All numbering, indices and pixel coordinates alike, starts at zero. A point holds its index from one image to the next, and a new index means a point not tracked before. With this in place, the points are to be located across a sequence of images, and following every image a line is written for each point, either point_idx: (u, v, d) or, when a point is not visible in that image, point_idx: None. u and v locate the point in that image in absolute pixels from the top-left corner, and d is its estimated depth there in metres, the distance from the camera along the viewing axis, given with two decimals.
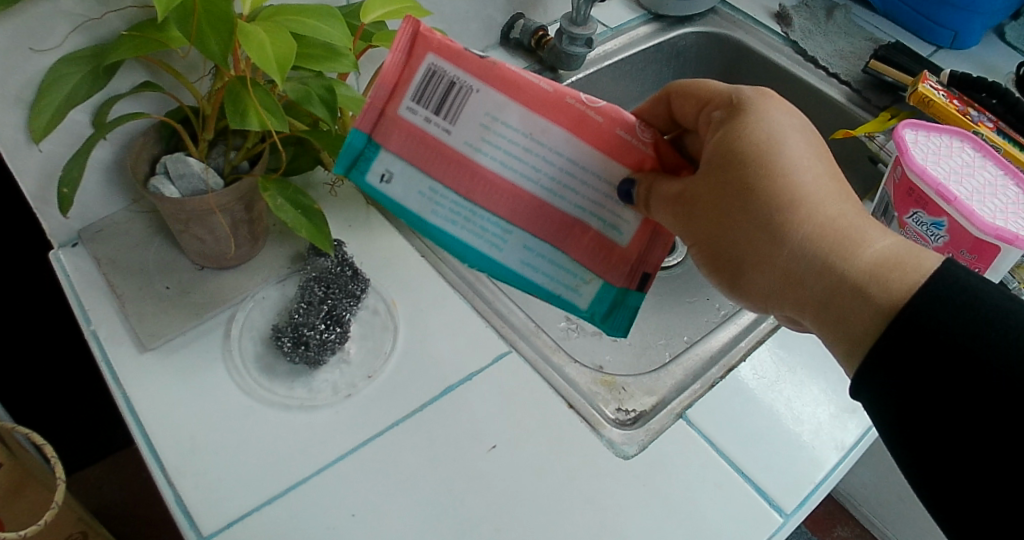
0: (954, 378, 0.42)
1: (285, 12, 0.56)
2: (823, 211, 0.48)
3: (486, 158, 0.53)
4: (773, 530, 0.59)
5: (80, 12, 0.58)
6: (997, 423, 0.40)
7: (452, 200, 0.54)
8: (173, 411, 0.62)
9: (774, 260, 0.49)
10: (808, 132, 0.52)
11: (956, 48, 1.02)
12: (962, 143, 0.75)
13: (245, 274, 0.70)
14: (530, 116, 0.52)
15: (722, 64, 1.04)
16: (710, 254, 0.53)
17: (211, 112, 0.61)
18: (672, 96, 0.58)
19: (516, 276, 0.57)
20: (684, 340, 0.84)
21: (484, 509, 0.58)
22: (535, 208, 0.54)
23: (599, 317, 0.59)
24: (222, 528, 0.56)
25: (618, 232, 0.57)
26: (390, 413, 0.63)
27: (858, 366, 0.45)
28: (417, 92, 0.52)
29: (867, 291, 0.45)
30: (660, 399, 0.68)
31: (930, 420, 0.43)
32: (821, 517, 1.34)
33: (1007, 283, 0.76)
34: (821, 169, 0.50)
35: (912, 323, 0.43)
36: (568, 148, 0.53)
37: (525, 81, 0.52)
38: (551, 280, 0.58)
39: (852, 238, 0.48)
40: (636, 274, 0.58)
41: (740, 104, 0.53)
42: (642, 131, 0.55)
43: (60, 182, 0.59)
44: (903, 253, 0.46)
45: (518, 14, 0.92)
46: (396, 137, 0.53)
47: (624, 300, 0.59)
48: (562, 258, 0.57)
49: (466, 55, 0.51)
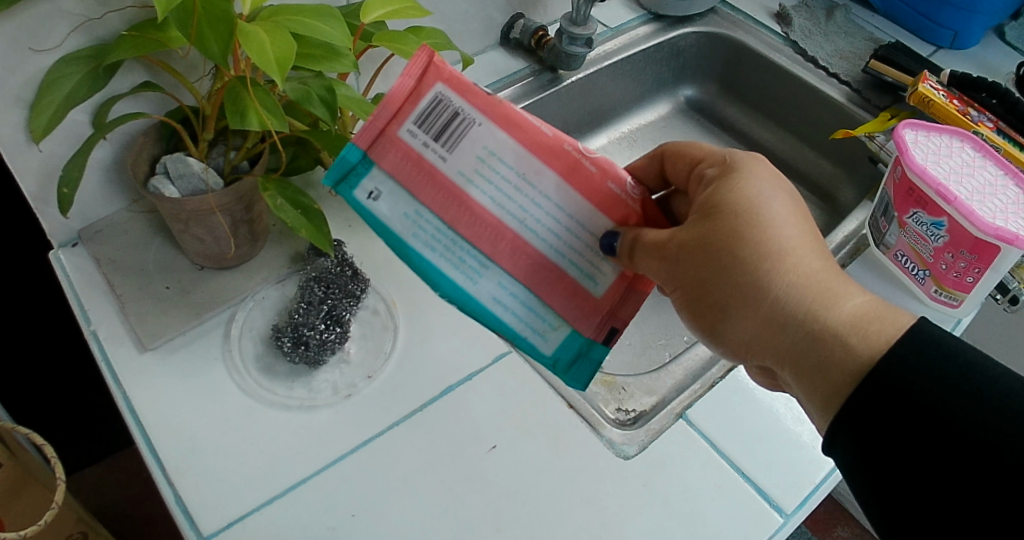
0: (925, 431, 0.42)
1: (284, 12, 0.56)
2: (805, 264, 0.49)
3: (478, 192, 0.52)
4: (773, 530, 0.59)
5: (80, 12, 0.58)
6: (964, 481, 0.40)
7: (436, 227, 0.53)
8: (173, 412, 0.62)
9: (758, 307, 0.50)
10: (793, 197, 0.53)
11: (956, 48, 1.01)
12: (962, 143, 0.75)
13: (244, 274, 0.70)
14: (527, 157, 0.52)
15: (721, 64, 1.04)
16: (691, 301, 0.53)
17: (211, 112, 0.61)
18: (665, 154, 0.59)
19: (484, 312, 0.54)
20: (684, 339, 0.83)
21: (484, 509, 0.58)
22: (516, 246, 0.53)
23: (562, 367, 0.56)
24: (222, 528, 0.56)
25: (594, 283, 0.55)
26: (390, 413, 0.63)
27: (832, 418, 0.45)
28: (420, 117, 0.52)
29: (847, 339, 0.46)
30: (660, 398, 0.69)
31: (901, 471, 0.43)
32: (821, 517, 1.33)
33: (1007, 283, 0.75)
34: (804, 229, 0.51)
35: (886, 378, 0.43)
36: (558, 194, 0.53)
37: (528, 123, 0.52)
38: (519, 321, 0.54)
39: (832, 291, 0.48)
40: (605, 327, 0.55)
41: (732, 165, 0.54)
42: (632, 187, 0.55)
43: (59, 182, 0.59)
44: (881, 309, 0.47)
45: (518, 14, 0.92)
46: (391, 155, 0.52)
47: (587, 352, 0.56)
48: (534, 301, 0.54)
49: (475, 91, 0.52)
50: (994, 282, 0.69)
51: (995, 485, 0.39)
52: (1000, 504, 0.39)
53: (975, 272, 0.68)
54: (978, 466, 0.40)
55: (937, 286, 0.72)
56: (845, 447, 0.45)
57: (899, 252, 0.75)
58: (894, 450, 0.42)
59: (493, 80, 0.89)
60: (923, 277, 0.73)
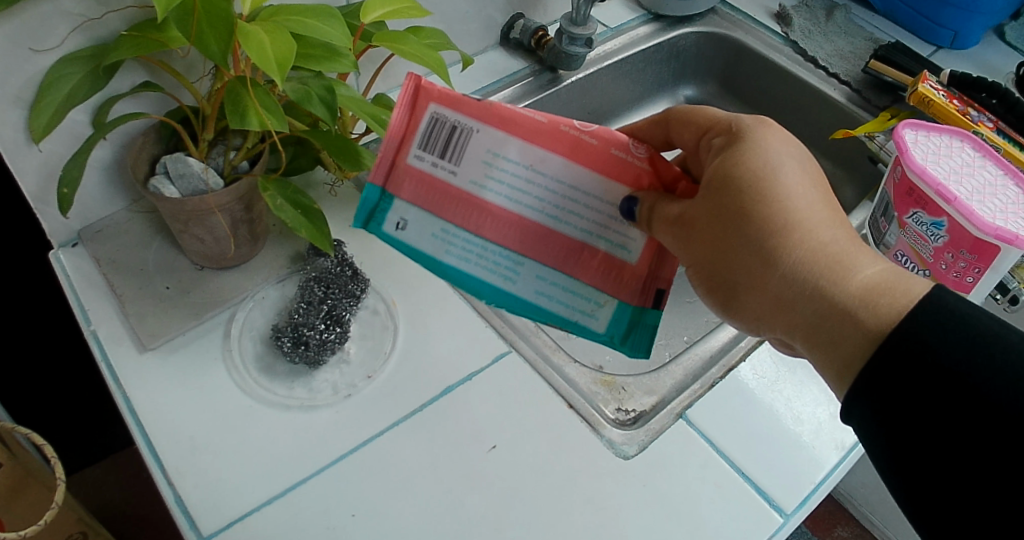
0: (942, 398, 0.42)
1: (284, 12, 0.56)
2: (816, 237, 0.49)
3: (493, 194, 0.52)
4: (773, 530, 0.59)
5: (80, 12, 0.59)
6: (982, 447, 0.41)
7: (464, 239, 0.53)
8: (174, 411, 0.62)
9: (766, 284, 0.50)
10: (805, 161, 0.52)
11: (956, 48, 1.02)
12: (962, 143, 0.75)
13: (245, 274, 0.70)
14: (529, 148, 0.52)
15: (721, 63, 1.04)
16: (706, 277, 0.53)
17: (211, 112, 0.61)
18: (671, 120, 0.58)
19: (531, 308, 0.55)
20: (684, 340, 0.84)
21: (484, 509, 0.58)
22: (540, 236, 0.53)
23: (618, 338, 0.57)
24: (222, 528, 0.56)
25: (626, 250, 0.55)
26: (390, 413, 0.63)
27: (847, 389, 0.45)
28: (423, 140, 0.51)
29: (857, 314, 0.46)
30: (660, 399, 0.68)
31: (920, 440, 0.43)
32: (821, 517, 1.33)
33: (1007, 283, 0.76)
34: (814, 197, 0.50)
35: (901, 346, 0.43)
36: (567, 174, 0.52)
37: (522, 116, 0.52)
38: (566, 308, 0.55)
39: (842, 262, 0.48)
40: (650, 291, 0.56)
41: (739, 133, 0.53)
42: (637, 147, 0.54)
43: (59, 182, 0.59)
44: (893, 278, 0.46)
45: (518, 14, 0.92)
46: (406, 185, 0.52)
47: (641, 319, 0.57)
48: (575, 284, 0.55)
49: (465, 100, 0.51)
50: (994, 282, 0.69)
51: (1010, 452, 0.40)
52: (1016, 470, 0.40)
53: (975, 272, 0.68)
54: (993, 435, 0.40)
55: None
56: (863, 417, 0.45)
57: (899, 252, 0.75)
58: (916, 419, 0.43)
59: (493, 80, 0.89)
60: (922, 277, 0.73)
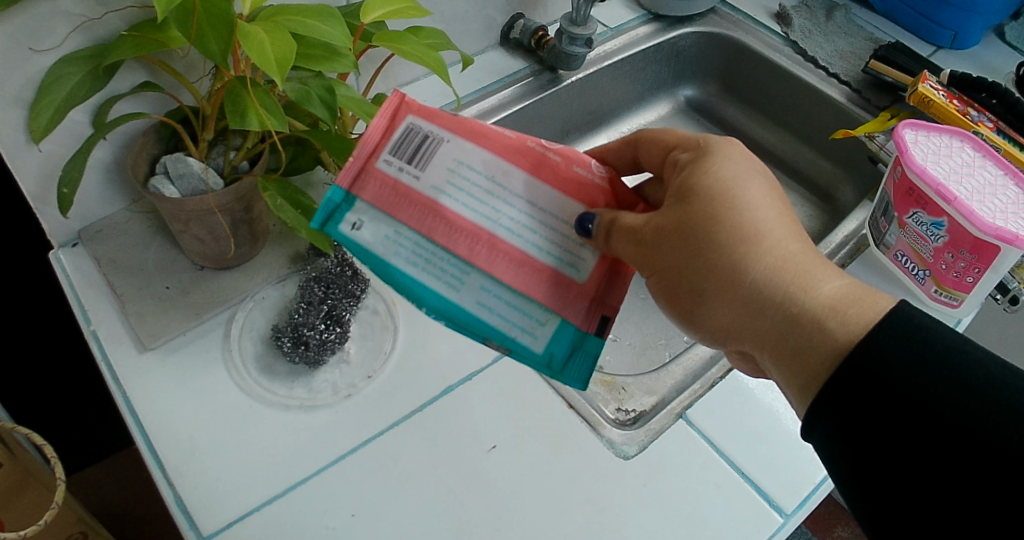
0: (908, 413, 0.42)
1: (285, 12, 0.56)
2: (782, 249, 0.49)
3: (451, 201, 0.52)
4: (773, 530, 0.59)
5: (79, 12, 0.59)
6: (948, 461, 0.40)
7: (414, 242, 0.52)
8: (172, 412, 0.62)
9: (734, 296, 0.49)
10: (766, 177, 0.52)
11: (956, 48, 1.01)
12: (962, 143, 0.75)
13: (245, 274, 0.70)
14: (494, 160, 0.53)
15: (722, 63, 1.04)
16: (670, 289, 0.53)
17: (211, 112, 0.61)
18: (640, 141, 0.58)
19: (471, 320, 0.52)
20: (684, 339, 0.84)
21: (484, 510, 0.58)
22: (492, 246, 0.52)
23: (558, 365, 0.53)
24: (222, 528, 0.56)
25: (575, 270, 0.53)
26: (391, 413, 0.63)
27: (816, 400, 0.45)
28: (394, 146, 0.53)
29: (826, 325, 0.46)
30: (660, 399, 0.69)
31: (885, 453, 0.42)
32: (822, 517, 1.33)
33: (1008, 283, 0.75)
34: (777, 209, 0.51)
35: (865, 362, 0.43)
36: (530, 189, 0.53)
37: (492, 132, 0.54)
38: (505, 322, 0.52)
39: (809, 276, 0.48)
40: (595, 317, 0.54)
41: (706, 147, 0.53)
42: (597, 167, 0.55)
43: (59, 182, 0.59)
44: (859, 293, 0.46)
45: (518, 14, 0.92)
46: (371, 186, 0.52)
47: (582, 346, 0.54)
48: (519, 299, 0.52)
49: (442, 113, 0.53)
50: (994, 282, 0.69)
51: (978, 463, 0.40)
52: (981, 486, 0.39)
53: (975, 272, 0.69)
54: (962, 450, 0.40)
55: (937, 286, 0.72)
56: (825, 432, 0.44)
57: (899, 252, 0.75)
58: (881, 434, 0.42)
59: (493, 80, 0.89)
60: (923, 277, 0.73)
